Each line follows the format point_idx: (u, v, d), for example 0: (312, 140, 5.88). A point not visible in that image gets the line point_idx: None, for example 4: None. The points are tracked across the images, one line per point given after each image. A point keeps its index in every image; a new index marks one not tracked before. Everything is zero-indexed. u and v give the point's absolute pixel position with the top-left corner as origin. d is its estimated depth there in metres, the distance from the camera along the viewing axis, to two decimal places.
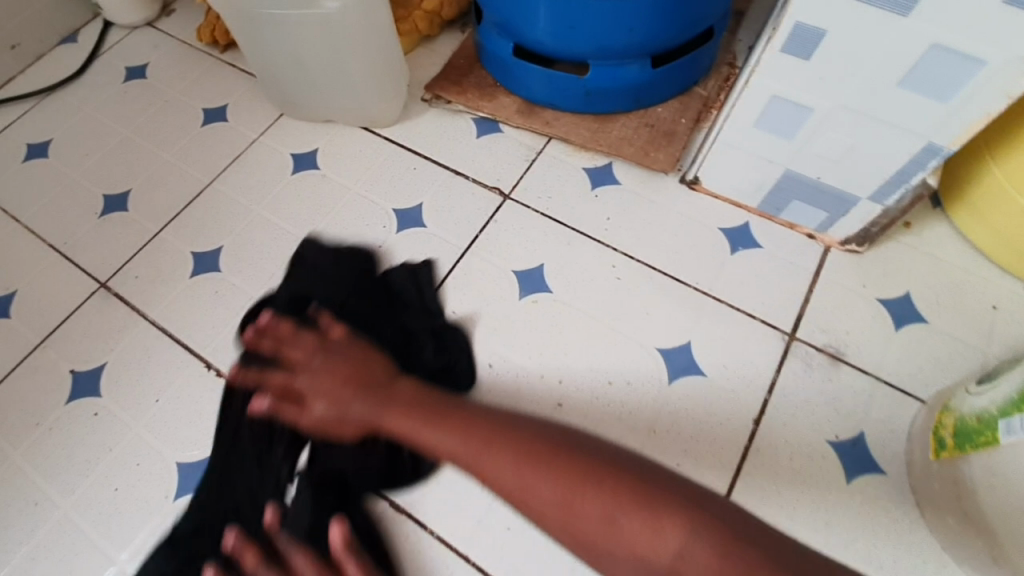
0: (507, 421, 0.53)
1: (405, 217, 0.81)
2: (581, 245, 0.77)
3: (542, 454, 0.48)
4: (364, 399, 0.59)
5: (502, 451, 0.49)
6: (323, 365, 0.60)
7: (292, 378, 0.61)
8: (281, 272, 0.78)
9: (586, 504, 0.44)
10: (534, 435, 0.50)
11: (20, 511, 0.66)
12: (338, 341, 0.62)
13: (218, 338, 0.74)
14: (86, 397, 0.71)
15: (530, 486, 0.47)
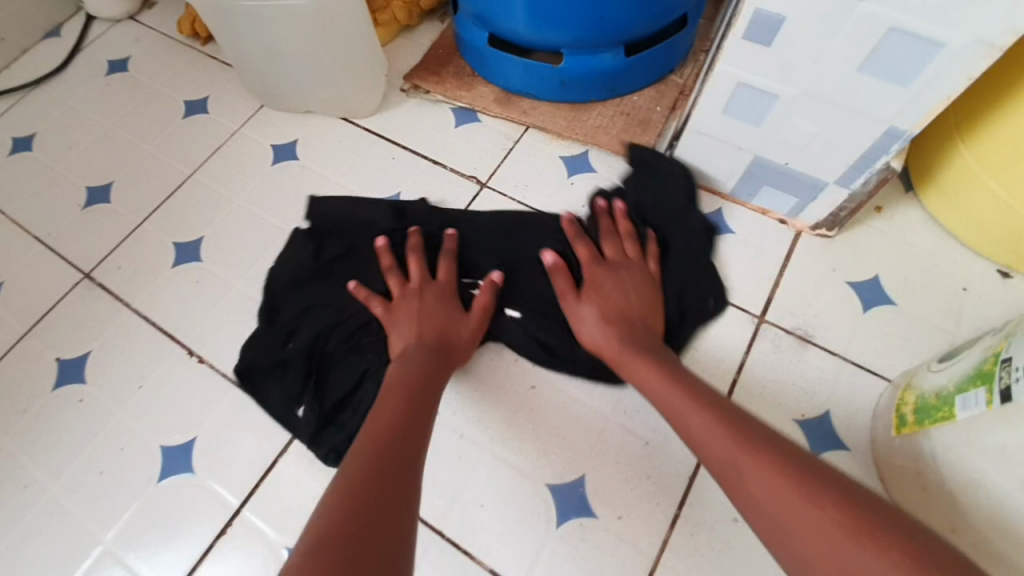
0: (745, 421, 0.51)
1: None
2: None
3: (779, 460, 0.47)
4: (625, 331, 0.64)
5: (724, 424, 0.51)
6: (634, 293, 0.67)
7: (583, 291, 0.68)
8: (261, 260, 0.79)
9: (804, 510, 0.43)
10: (795, 458, 0.47)
11: (6, 494, 0.66)
12: (646, 275, 0.70)
13: (198, 326, 0.75)
14: (69, 383, 0.71)
15: (760, 487, 0.46)
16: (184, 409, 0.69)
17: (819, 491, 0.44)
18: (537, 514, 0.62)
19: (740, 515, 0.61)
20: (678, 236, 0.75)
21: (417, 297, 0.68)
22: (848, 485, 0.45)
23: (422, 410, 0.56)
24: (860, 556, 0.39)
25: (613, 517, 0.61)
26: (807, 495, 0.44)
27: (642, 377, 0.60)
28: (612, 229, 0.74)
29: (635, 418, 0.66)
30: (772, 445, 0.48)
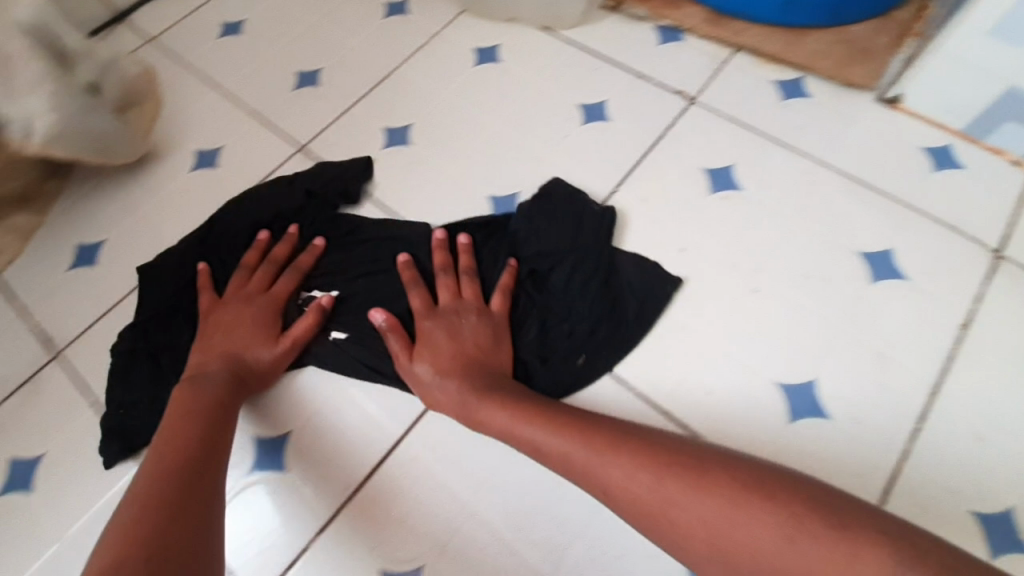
0: (635, 433, 0.49)
1: (591, 110, 0.81)
2: (771, 149, 0.76)
3: (720, 478, 0.42)
4: (486, 375, 0.59)
5: (612, 456, 0.48)
6: (468, 333, 0.62)
7: (415, 350, 0.62)
8: (468, 151, 0.80)
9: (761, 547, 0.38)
10: (749, 468, 0.43)
11: None
12: (483, 315, 0.63)
13: (413, 205, 0.77)
14: (293, 241, 0.75)
15: (693, 513, 0.41)
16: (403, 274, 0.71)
17: (776, 502, 0.39)
18: (769, 409, 0.60)
19: (985, 434, 0.58)
20: (574, 283, 0.65)
21: (230, 308, 0.67)
22: (795, 479, 0.42)
23: (226, 435, 0.56)
24: (759, 521, 0.39)
25: (847, 421, 0.59)
26: (797, 518, 0.38)
27: (484, 408, 0.56)
28: (464, 270, 0.67)
29: (867, 331, 0.63)
30: (660, 449, 0.47)
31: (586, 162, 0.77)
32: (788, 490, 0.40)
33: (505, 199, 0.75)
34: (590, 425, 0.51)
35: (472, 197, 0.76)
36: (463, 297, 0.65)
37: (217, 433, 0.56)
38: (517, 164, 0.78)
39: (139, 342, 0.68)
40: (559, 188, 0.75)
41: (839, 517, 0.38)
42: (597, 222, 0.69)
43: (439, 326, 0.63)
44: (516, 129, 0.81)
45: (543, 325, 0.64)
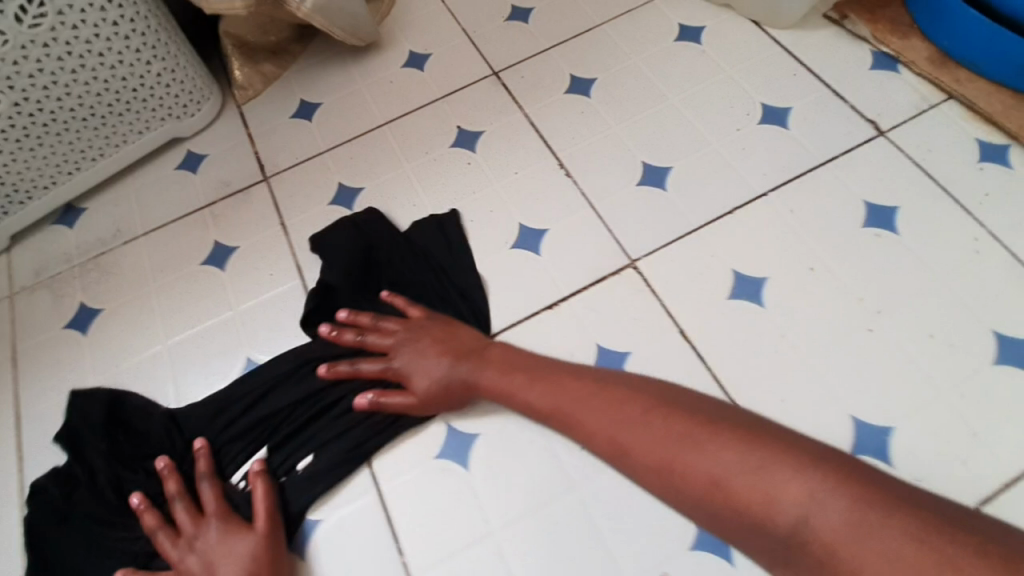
0: (639, 383, 0.61)
1: (772, 113, 0.82)
2: (946, 205, 0.73)
3: (711, 432, 0.54)
4: (476, 365, 0.65)
5: (607, 402, 0.60)
6: (432, 354, 0.67)
7: (409, 383, 0.67)
8: (638, 116, 0.84)
9: (878, 540, 0.44)
10: (730, 419, 0.55)
11: (400, 206, 0.83)
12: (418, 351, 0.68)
13: (573, 148, 0.83)
14: (462, 147, 0.86)
15: (688, 458, 0.54)
16: (546, 203, 0.80)
17: (746, 445, 0.52)
18: (835, 434, 0.62)
19: None
20: (401, 256, 0.77)
21: (212, 530, 0.62)
22: (756, 428, 0.54)
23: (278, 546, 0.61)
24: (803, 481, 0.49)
25: (910, 478, 0.59)
26: (753, 455, 0.51)
27: (483, 377, 0.65)
28: (360, 336, 0.71)
29: (970, 408, 0.62)
30: (655, 398, 0.59)
31: (748, 159, 0.78)
32: (760, 435, 0.53)
33: (657, 170, 0.80)
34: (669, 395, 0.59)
35: (628, 158, 0.81)
36: (379, 363, 0.69)
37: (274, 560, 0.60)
38: (680, 141, 0.81)
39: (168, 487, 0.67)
40: (711, 174, 0.78)
41: (787, 449, 0.51)
42: (374, 224, 0.79)
43: (372, 392, 0.68)
44: (691, 109, 0.84)
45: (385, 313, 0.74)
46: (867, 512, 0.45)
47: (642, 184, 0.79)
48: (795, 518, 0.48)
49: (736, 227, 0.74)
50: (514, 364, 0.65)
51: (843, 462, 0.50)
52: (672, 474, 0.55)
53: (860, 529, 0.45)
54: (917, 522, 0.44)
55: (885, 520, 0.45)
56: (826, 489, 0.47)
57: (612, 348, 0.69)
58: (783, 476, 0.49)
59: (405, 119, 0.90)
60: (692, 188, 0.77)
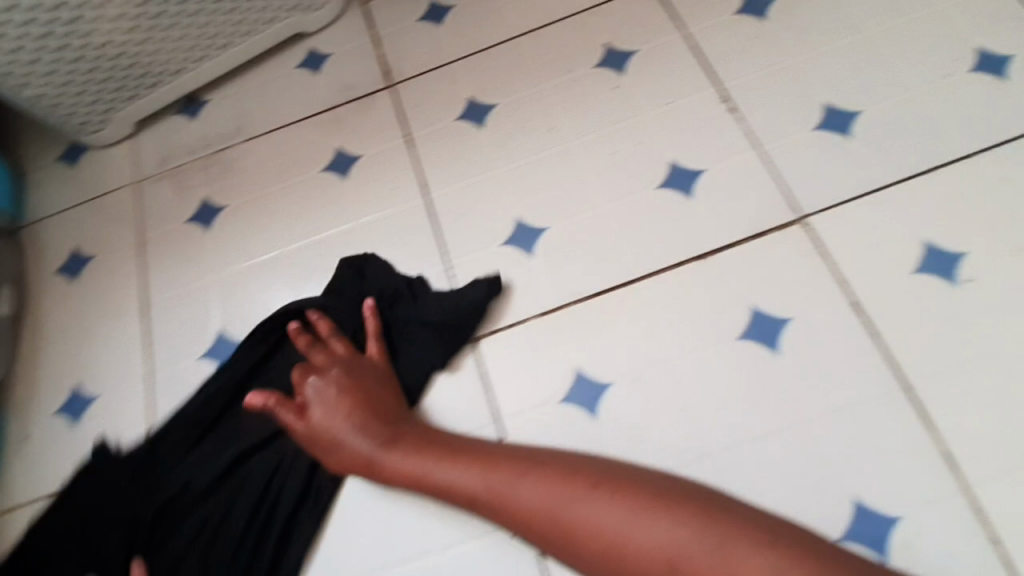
0: (685, 489, 0.53)
1: (993, 60, 0.68)
2: None
3: (576, 476, 0.54)
4: (505, 474, 0.55)
5: (484, 467, 0.56)
6: (527, 487, 0.54)
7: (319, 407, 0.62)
8: (823, 50, 0.73)
9: (602, 503, 0.52)
10: (586, 467, 0.55)
11: (535, 128, 0.76)
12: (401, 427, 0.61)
13: (741, 80, 0.73)
14: (610, 68, 0.77)
15: (574, 506, 0.52)
16: (702, 138, 0.71)
17: (536, 466, 0.56)
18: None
19: None
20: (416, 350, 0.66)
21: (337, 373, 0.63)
22: (687, 485, 0.54)
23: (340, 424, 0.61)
24: (615, 504, 0.52)
25: None
26: (545, 482, 0.54)
27: (520, 488, 0.54)
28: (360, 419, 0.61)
29: None
30: (604, 471, 0.55)
31: (953, 114, 0.67)
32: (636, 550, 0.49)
33: (841, 114, 0.69)
34: (518, 450, 0.58)
35: (806, 97, 0.70)
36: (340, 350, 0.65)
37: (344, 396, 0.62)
38: (873, 83, 0.70)
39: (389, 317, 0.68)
40: (906, 126, 0.67)
41: (533, 458, 0.57)
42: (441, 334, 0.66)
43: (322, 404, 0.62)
44: (888, 49, 0.71)
45: (147, 500, 0.64)
46: (593, 495, 0.53)
47: (819, 129, 0.68)
48: (595, 527, 0.51)
49: (928, 191, 0.64)
50: (569, 476, 0.54)
51: (563, 459, 0.57)
52: (564, 531, 0.52)
53: (632, 517, 0.51)
54: (688, 505, 0.51)
55: (728, 545, 0.48)
56: (563, 485, 0.54)
57: (771, 313, 0.62)
58: (608, 502, 0.52)
59: (546, 31, 0.81)
60: (878, 141, 0.67)
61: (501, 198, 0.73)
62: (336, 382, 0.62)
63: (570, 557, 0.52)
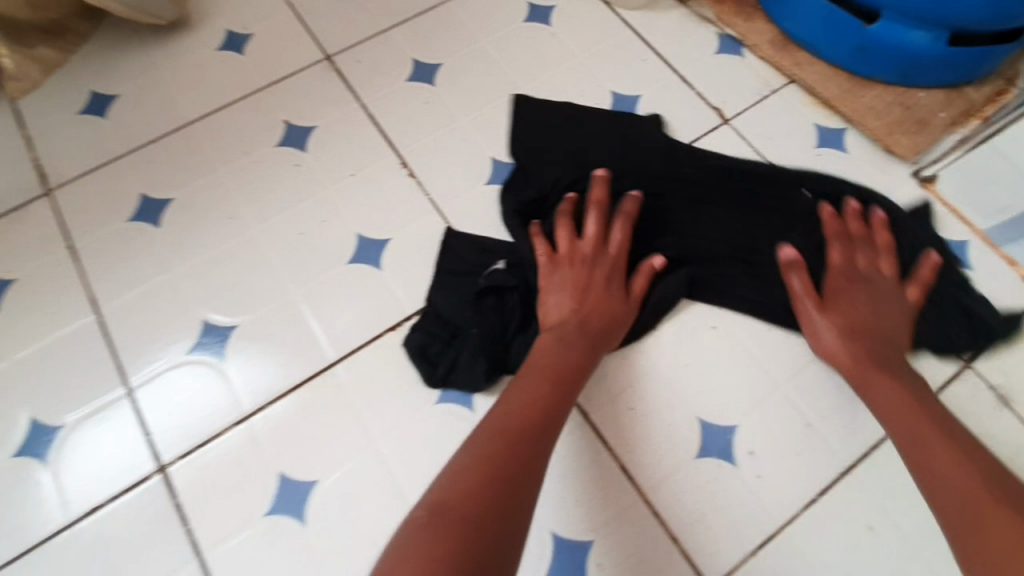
0: (866, 338, 0.61)
1: (729, 44, 0.84)
2: (889, 128, 0.78)
3: (912, 404, 0.56)
4: (531, 444, 0.51)
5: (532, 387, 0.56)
6: (527, 395, 0.55)
7: (558, 257, 0.66)
8: (602, 46, 0.83)
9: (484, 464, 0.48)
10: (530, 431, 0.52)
11: (362, 144, 0.77)
12: (587, 264, 0.65)
13: (541, 79, 0.81)
14: (423, 81, 0.81)
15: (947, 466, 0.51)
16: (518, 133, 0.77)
17: (886, 372, 0.59)
18: None
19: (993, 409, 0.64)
20: (610, 174, 0.72)
21: (563, 268, 0.65)
22: (919, 395, 0.57)
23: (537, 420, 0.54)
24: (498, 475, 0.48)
25: None
26: (517, 430, 0.52)
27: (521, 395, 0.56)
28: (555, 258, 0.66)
29: None
30: (913, 403, 0.56)
31: (708, 89, 0.81)
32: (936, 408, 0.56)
33: (626, 98, 0.80)
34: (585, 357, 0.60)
35: (597, 88, 0.80)
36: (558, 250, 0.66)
37: (568, 387, 0.58)
38: (646, 69, 0.82)
39: (534, 163, 0.74)
40: (677, 101, 0.80)
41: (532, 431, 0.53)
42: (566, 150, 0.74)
43: (554, 275, 0.65)
44: (652, 40, 0.84)
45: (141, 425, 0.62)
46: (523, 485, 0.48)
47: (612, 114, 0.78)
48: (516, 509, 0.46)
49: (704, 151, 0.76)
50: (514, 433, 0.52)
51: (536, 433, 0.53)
52: (465, 498, 0.45)
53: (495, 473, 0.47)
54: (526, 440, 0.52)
55: (1002, 522, 0.46)
56: (505, 443, 0.50)
57: None
58: (904, 396, 0.57)
59: (355, 51, 0.83)
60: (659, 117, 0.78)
61: (337, 215, 0.72)
62: (568, 269, 0.65)
63: (479, 440, 0.51)
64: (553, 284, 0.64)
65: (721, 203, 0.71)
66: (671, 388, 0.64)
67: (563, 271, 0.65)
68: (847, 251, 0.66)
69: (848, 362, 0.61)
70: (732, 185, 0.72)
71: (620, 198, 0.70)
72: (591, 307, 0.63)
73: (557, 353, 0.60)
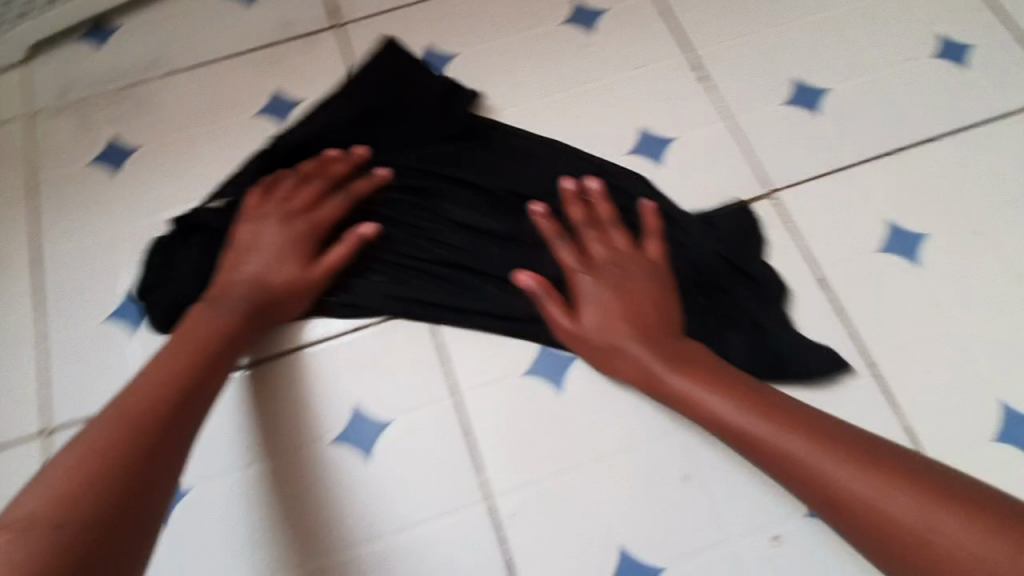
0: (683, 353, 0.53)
1: (957, 47, 0.67)
2: None
3: (820, 446, 0.46)
4: (160, 354, 0.51)
5: (218, 321, 0.54)
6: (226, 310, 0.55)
7: (299, 216, 0.60)
8: (799, 20, 0.70)
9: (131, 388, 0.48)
10: (175, 351, 0.52)
11: (501, 82, 0.69)
12: (303, 223, 0.59)
13: (716, 47, 0.69)
14: (581, 24, 0.71)
15: (792, 451, 0.47)
16: (676, 105, 0.67)
17: (744, 404, 0.50)
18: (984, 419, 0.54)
19: None
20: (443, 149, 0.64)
21: (293, 224, 0.59)
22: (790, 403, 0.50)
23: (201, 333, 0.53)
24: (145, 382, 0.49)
25: None
26: (181, 359, 0.51)
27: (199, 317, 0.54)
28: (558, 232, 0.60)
29: None
30: (850, 446, 0.46)
31: (916, 97, 0.66)
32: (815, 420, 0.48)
33: (814, 88, 0.67)
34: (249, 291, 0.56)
35: (782, 70, 0.68)
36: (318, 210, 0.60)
37: (224, 336, 0.54)
38: (844, 59, 0.68)
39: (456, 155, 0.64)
40: (875, 105, 0.66)
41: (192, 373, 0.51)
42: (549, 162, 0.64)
43: (276, 203, 0.60)
44: (860, 25, 0.69)
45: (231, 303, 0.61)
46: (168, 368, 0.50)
47: (793, 104, 0.67)
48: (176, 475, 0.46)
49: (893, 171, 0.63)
50: (181, 359, 0.51)
51: (203, 363, 0.52)
52: (149, 457, 0.44)
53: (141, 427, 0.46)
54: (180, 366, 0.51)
55: (877, 480, 0.44)
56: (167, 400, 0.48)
57: None
58: (724, 399, 0.50)
59: None
60: (848, 119, 0.66)
61: None
62: (293, 220, 0.59)
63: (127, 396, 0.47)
64: (610, 285, 0.56)
65: (472, 197, 0.63)
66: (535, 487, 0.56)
67: (280, 230, 0.59)
68: (637, 362, 0.54)
69: (731, 429, 0.50)
70: (721, 259, 0.59)
71: (606, 223, 0.60)
72: (286, 257, 0.58)
73: (206, 319, 0.54)
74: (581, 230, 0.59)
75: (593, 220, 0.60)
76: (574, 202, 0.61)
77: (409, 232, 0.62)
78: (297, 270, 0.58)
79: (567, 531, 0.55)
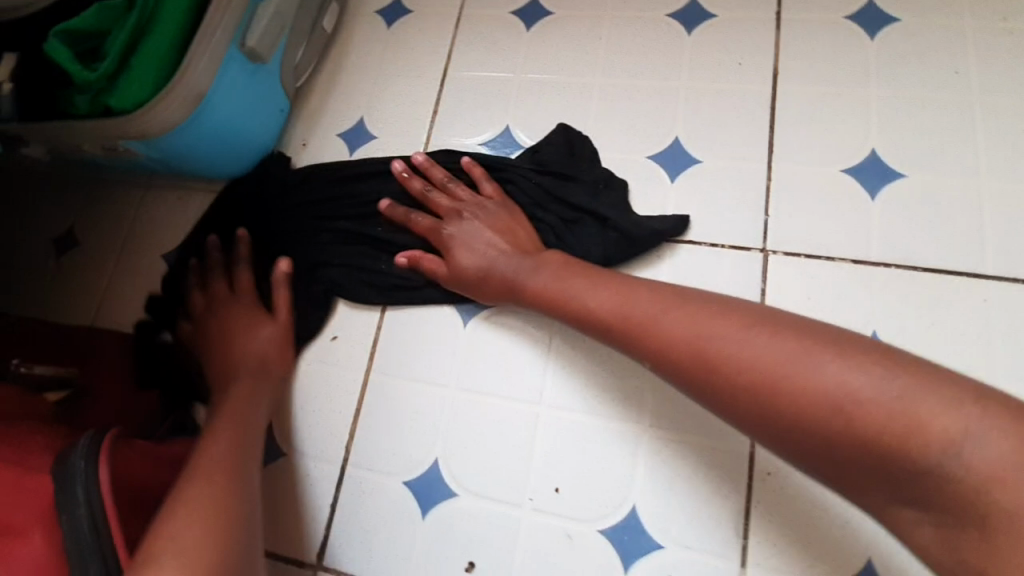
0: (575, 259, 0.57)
1: None
2: None
3: (736, 318, 0.45)
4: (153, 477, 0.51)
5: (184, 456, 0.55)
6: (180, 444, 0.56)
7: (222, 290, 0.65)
8: (912, 94, 0.62)
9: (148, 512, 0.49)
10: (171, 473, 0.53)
11: (574, 49, 0.72)
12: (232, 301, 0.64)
13: (800, 88, 0.64)
14: (679, 21, 0.70)
15: (733, 350, 0.44)
16: (723, 129, 0.65)
17: (609, 279, 0.53)
18: (841, 558, 0.49)
19: None
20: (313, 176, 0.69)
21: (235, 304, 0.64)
22: (677, 288, 0.51)
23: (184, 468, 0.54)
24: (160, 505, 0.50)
25: None
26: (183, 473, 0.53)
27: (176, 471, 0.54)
28: (430, 187, 0.64)
29: None
30: (773, 322, 0.44)
31: (1005, 226, 0.57)
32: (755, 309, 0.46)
33: (886, 169, 0.60)
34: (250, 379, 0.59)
35: (860, 136, 0.62)
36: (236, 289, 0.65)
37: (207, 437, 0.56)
38: (945, 154, 0.60)
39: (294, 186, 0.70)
40: (946, 213, 0.58)
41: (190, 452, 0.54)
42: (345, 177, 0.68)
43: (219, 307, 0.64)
44: (990, 126, 0.60)
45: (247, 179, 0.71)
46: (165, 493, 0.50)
47: (849, 175, 0.60)
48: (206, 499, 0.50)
49: (917, 287, 0.57)
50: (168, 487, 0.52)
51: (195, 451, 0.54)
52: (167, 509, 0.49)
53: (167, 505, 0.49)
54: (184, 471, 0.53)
55: (839, 363, 0.40)
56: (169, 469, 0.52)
57: None
58: (610, 290, 0.52)
59: None
60: (902, 214, 0.59)
61: (505, 98, 0.72)
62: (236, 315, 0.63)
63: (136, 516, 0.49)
64: (474, 223, 0.60)
65: (296, 233, 0.67)
66: (390, 380, 0.61)
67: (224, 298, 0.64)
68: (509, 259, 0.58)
69: (614, 311, 0.51)
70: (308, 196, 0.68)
71: (439, 179, 0.64)
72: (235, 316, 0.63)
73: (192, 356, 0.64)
74: (433, 189, 0.64)
75: (436, 183, 0.64)
76: (406, 180, 0.65)
77: (299, 242, 0.67)
78: (238, 298, 0.64)
79: (402, 430, 0.59)
